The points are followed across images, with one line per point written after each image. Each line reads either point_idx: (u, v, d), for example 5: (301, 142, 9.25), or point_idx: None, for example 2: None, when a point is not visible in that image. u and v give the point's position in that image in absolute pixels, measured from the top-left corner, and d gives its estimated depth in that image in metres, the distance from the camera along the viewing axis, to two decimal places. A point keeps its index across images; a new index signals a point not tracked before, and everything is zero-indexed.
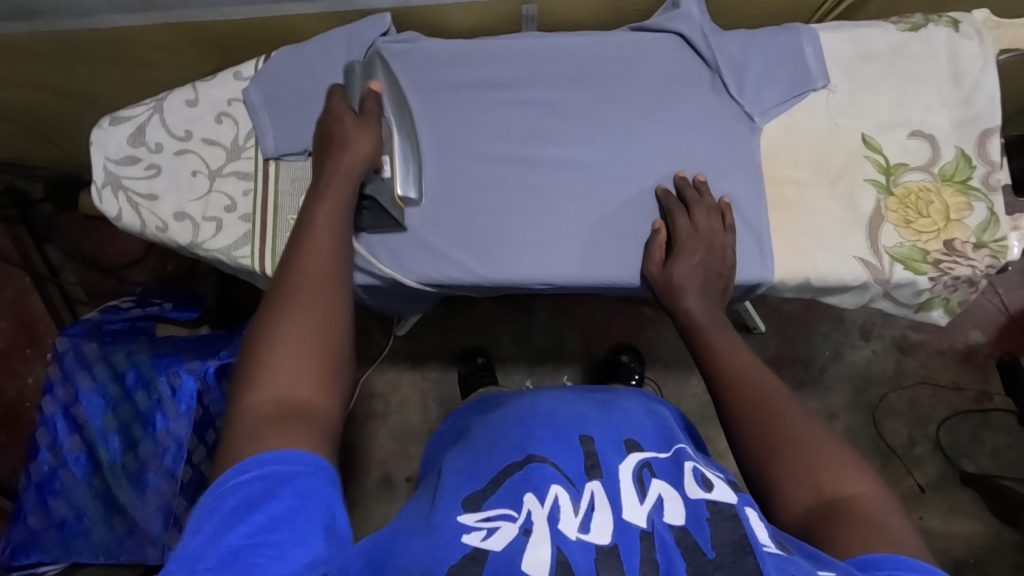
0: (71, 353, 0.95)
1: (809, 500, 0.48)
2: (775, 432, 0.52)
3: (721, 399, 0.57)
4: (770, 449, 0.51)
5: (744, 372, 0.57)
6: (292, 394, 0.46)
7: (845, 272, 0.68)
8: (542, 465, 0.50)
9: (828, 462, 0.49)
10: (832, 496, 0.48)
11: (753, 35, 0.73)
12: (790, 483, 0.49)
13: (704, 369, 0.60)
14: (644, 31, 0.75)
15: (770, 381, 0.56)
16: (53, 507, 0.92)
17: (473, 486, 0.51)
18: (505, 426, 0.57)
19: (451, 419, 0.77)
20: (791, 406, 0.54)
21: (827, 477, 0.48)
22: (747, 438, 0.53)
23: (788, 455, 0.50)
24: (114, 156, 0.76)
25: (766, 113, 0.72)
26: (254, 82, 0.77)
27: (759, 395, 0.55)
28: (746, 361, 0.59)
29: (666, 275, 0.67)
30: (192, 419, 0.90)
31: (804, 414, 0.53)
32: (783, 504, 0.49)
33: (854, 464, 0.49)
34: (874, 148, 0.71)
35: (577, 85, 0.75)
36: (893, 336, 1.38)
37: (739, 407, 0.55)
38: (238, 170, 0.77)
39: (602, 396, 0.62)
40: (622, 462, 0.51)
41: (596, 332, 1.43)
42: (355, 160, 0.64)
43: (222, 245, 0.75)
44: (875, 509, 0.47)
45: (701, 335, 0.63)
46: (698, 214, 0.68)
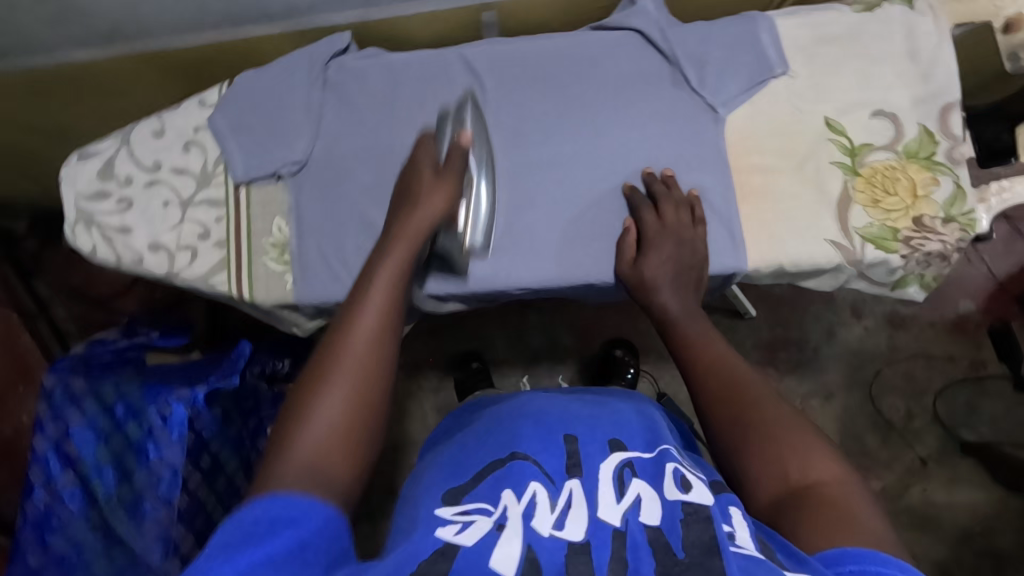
0: (59, 389, 0.95)
1: (777, 486, 0.50)
2: (749, 423, 0.54)
3: (697, 393, 0.59)
4: (743, 435, 0.53)
5: (719, 366, 0.59)
6: (328, 457, 0.47)
7: (818, 255, 0.69)
8: (524, 463, 0.52)
9: (798, 446, 0.51)
10: (800, 482, 0.50)
11: (710, 26, 0.73)
12: (760, 468, 0.51)
13: (681, 366, 0.62)
14: (602, 30, 0.76)
15: (745, 376, 0.58)
16: (52, 544, 0.92)
17: (458, 481, 0.53)
18: (494, 427, 0.60)
19: (440, 427, 0.78)
20: (763, 392, 0.56)
21: (795, 463, 0.50)
22: (720, 429, 0.55)
23: (760, 433, 0.53)
24: (84, 191, 0.76)
25: (729, 102, 0.72)
26: (218, 109, 0.77)
27: (734, 387, 0.57)
28: (719, 355, 0.61)
29: (638, 271, 0.68)
30: (186, 446, 0.91)
31: (777, 403, 0.55)
32: (752, 489, 0.52)
33: (822, 448, 0.51)
34: (837, 130, 0.71)
35: (543, 88, 0.75)
36: (883, 312, 1.39)
37: (716, 397, 0.57)
38: (209, 197, 0.77)
39: (596, 400, 0.64)
40: (604, 461, 0.52)
41: (588, 328, 1.43)
42: (424, 220, 0.63)
43: (199, 273, 0.75)
44: (837, 489, 0.49)
45: (679, 332, 0.64)
46: (670, 219, 0.68)
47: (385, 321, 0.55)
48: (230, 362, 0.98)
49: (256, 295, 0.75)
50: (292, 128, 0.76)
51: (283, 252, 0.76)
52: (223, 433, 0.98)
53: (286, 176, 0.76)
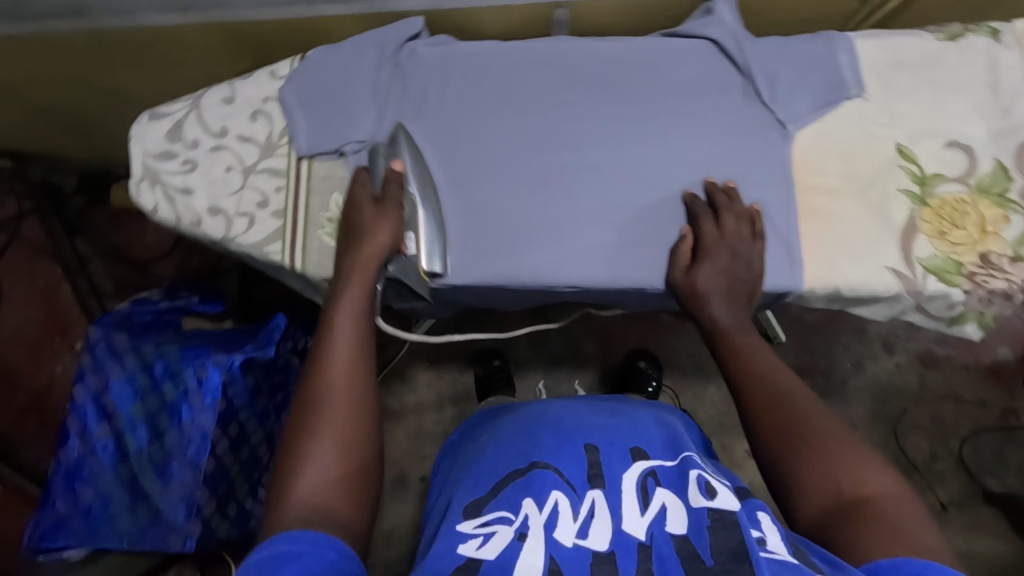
0: (102, 342, 0.97)
1: (826, 498, 0.51)
2: (800, 435, 0.54)
3: (744, 405, 0.60)
4: (794, 452, 0.54)
5: (769, 380, 0.60)
6: (326, 488, 0.53)
7: (877, 282, 0.68)
8: (545, 471, 0.55)
9: (846, 456, 0.53)
10: (851, 495, 0.51)
11: (786, 42, 0.73)
12: (808, 480, 0.52)
13: (732, 375, 0.63)
14: (675, 37, 0.75)
15: (792, 388, 0.59)
16: (80, 493, 0.93)
17: (479, 493, 0.56)
18: (522, 429, 0.62)
19: (464, 425, 0.81)
20: (810, 404, 0.57)
21: (846, 477, 0.52)
22: (765, 441, 0.56)
23: (812, 455, 0.53)
24: (152, 151, 0.78)
25: (799, 120, 0.71)
26: (290, 82, 0.78)
27: (781, 404, 0.57)
28: (768, 367, 0.61)
29: (690, 278, 0.67)
30: (217, 411, 0.93)
31: (824, 414, 0.56)
32: (799, 501, 0.53)
33: (870, 461, 0.52)
34: (908, 158, 0.70)
35: (605, 89, 0.74)
36: (916, 350, 1.37)
37: (762, 411, 0.58)
38: (271, 167, 0.78)
39: (614, 407, 0.66)
40: (626, 470, 0.56)
41: (613, 337, 1.43)
42: (375, 252, 0.66)
43: (254, 240, 0.76)
44: (891, 505, 0.49)
45: (727, 343, 0.65)
46: (728, 225, 0.67)
47: (355, 366, 0.59)
48: (266, 334, 1.00)
49: (308, 267, 0.75)
50: (355, 106, 0.77)
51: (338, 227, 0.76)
52: (252, 404, 1.00)
53: (349, 154, 0.76)
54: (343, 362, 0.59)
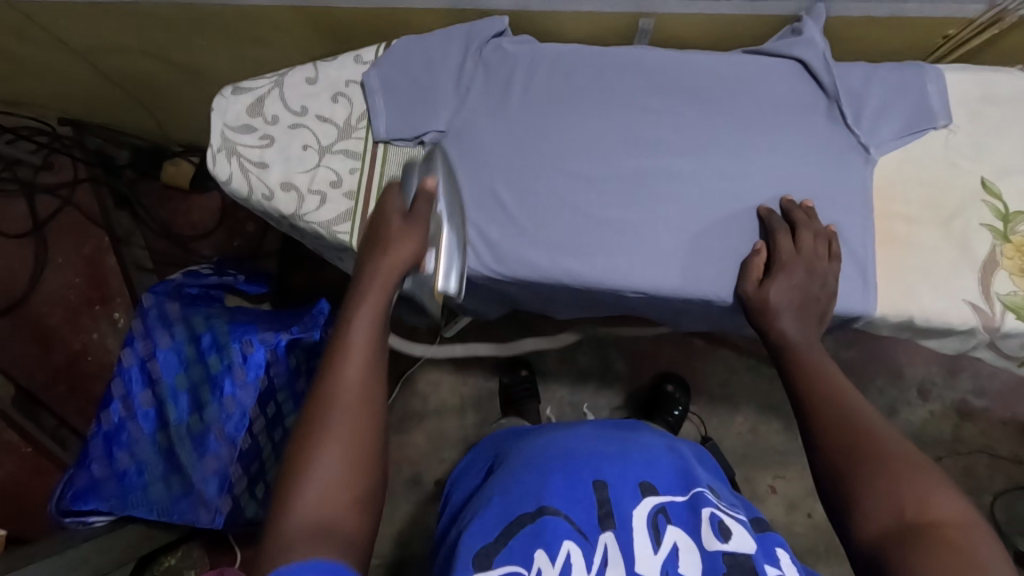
0: (154, 309, 0.98)
1: (888, 518, 0.48)
2: (863, 453, 0.52)
3: (808, 421, 0.58)
4: (853, 463, 0.52)
5: (839, 398, 0.58)
6: (330, 513, 0.46)
7: (953, 314, 0.67)
8: (556, 518, 0.55)
9: (913, 478, 0.49)
10: (916, 519, 0.47)
11: (876, 68, 0.73)
12: (872, 498, 0.50)
13: (796, 388, 0.61)
14: (762, 55, 0.76)
15: (853, 405, 0.57)
16: (117, 457, 0.94)
17: (486, 539, 0.54)
18: (530, 465, 0.62)
19: (484, 442, 0.83)
20: (874, 425, 0.54)
21: (912, 499, 0.48)
22: (827, 456, 0.54)
23: (873, 473, 0.51)
24: (231, 123, 0.79)
25: (882, 146, 0.72)
26: (375, 67, 0.80)
27: (848, 422, 0.55)
28: (837, 385, 0.59)
29: (758, 290, 0.67)
30: (259, 389, 0.92)
31: (890, 436, 0.53)
32: (859, 518, 0.50)
33: (939, 484, 0.49)
34: (992, 193, 0.70)
35: (690, 100, 0.75)
36: (953, 399, 1.33)
37: (828, 428, 0.56)
38: (347, 149, 0.79)
39: (623, 432, 0.67)
40: (636, 507, 0.57)
41: (643, 357, 1.40)
42: (399, 262, 0.59)
43: (324, 219, 0.77)
44: (959, 534, 0.46)
45: (793, 357, 0.64)
46: (805, 244, 0.67)
47: (368, 369, 0.51)
48: (310, 317, 0.97)
49: None
50: (438, 96, 0.78)
51: None
52: (291, 385, 0.99)
53: (428, 142, 0.78)
54: (355, 372, 0.51)
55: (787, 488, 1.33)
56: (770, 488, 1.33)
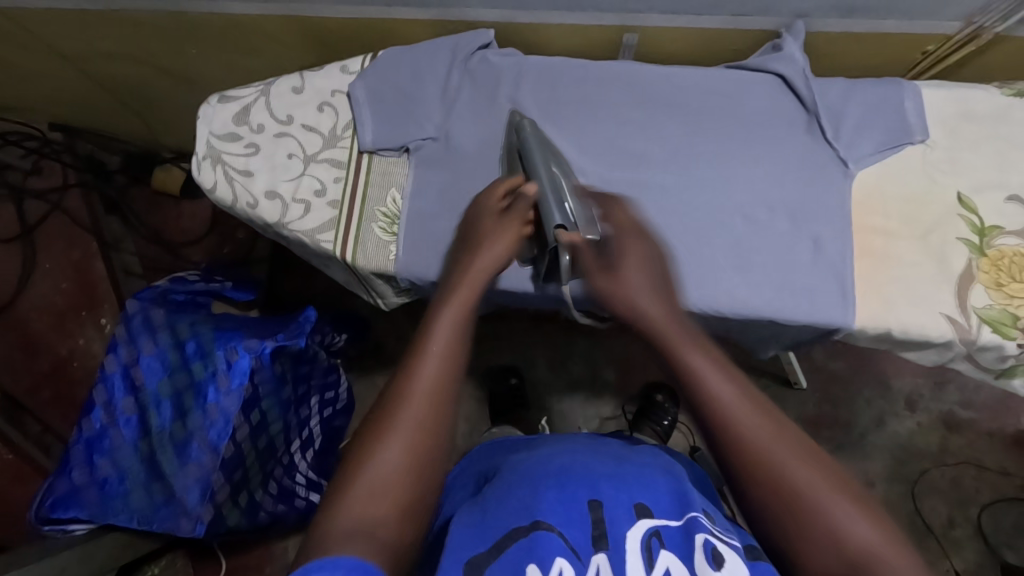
0: (138, 316, 0.97)
1: (832, 561, 0.44)
2: (788, 486, 0.46)
3: (717, 447, 0.49)
4: (779, 510, 0.46)
5: (742, 413, 0.49)
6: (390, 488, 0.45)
7: (930, 326, 0.67)
8: (548, 534, 0.54)
9: (835, 503, 0.45)
10: (858, 557, 0.43)
11: (854, 83, 0.75)
12: (808, 545, 0.45)
13: (689, 400, 0.51)
14: (744, 70, 0.77)
15: (752, 421, 0.48)
16: (98, 465, 0.93)
17: (477, 550, 0.54)
18: (526, 478, 0.62)
19: (471, 454, 0.82)
20: (780, 442, 0.48)
21: (847, 534, 0.44)
22: (752, 496, 0.47)
23: (797, 517, 0.45)
24: (217, 131, 0.79)
25: (860, 160, 0.73)
26: (361, 77, 0.80)
27: (747, 451, 0.47)
28: (733, 393, 0.50)
29: (614, 281, 0.62)
30: (243, 396, 0.92)
31: (799, 450, 0.47)
32: (805, 568, 0.45)
33: (857, 501, 0.46)
34: (969, 208, 0.71)
35: (672, 114, 0.75)
36: (939, 411, 1.33)
37: (752, 459, 0.47)
38: (332, 157, 0.79)
39: (621, 454, 0.67)
40: (631, 529, 0.55)
41: (632, 366, 1.40)
42: (492, 261, 0.63)
43: (308, 228, 0.77)
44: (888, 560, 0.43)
45: (683, 368, 0.52)
46: (625, 218, 0.67)
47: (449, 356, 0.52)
48: (296, 325, 0.96)
49: (358, 259, 0.76)
50: (424, 106, 0.79)
51: (392, 223, 0.77)
52: (276, 393, 0.98)
53: (412, 151, 0.78)
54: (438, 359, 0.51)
55: None
56: None
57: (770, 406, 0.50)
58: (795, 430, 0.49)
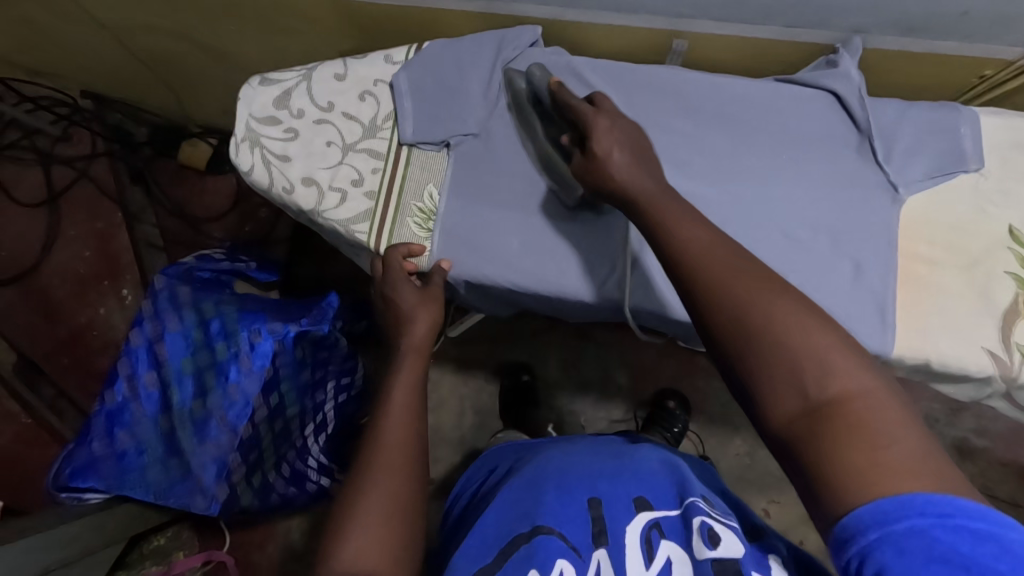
0: (165, 292, 0.98)
1: (796, 400, 0.40)
2: (753, 326, 0.43)
3: (690, 296, 0.48)
4: (750, 348, 0.43)
5: (711, 259, 0.48)
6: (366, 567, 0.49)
7: (970, 361, 0.66)
8: (549, 537, 0.54)
9: (812, 338, 0.41)
10: (822, 398, 0.39)
11: (909, 106, 0.73)
12: (771, 378, 0.41)
13: (665, 259, 0.52)
14: (796, 84, 0.75)
15: (728, 266, 0.47)
16: (118, 438, 0.94)
17: (480, 556, 0.56)
18: (528, 481, 0.62)
19: (490, 450, 0.82)
20: (748, 283, 0.45)
21: (811, 367, 0.40)
22: (724, 341, 0.44)
23: (770, 353, 0.42)
24: (257, 113, 0.78)
25: (911, 185, 0.71)
26: (405, 68, 0.79)
27: (720, 289, 0.46)
28: (711, 243, 0.49)
29: (592, 158, 0.62)
30: (264, 377, 0.92)
31: (773, 291, 0.45)
32: (766, 405, 0.41)
33: (831, 335, 0.42)
34: (1019, 241, 0.70)
35: (721, 126, 0.74)
36: (954, 438, 1.32)
37: (716, 302, 0.45)
38: (370, 147, 0.79)
39: (621, 447, 0.66)
40: (629, 524, 0.55)
41: (645, 371, 1.39)
42: (424, 336, 0.66)
43: (343, 217, 0.76)
44: (870, 405, 0.38)
45: (661, 229, 0.53)
46: (606, 104, 0.66)
47: (396, 431, 0.57)
48: (320, 310, 0.94)
49: None
50: (468, 102, 0.78)
51: (428, 218, 0.76)
52: (295, 377, 0.96)
53: (453, 146, 0.77)
54: (386, 442, 0.56)
55: (781, 514, 1.31)
56: (764, 512, 1.32)
57: (750, 258, 0.48)
58: (775, 277, 0.47)
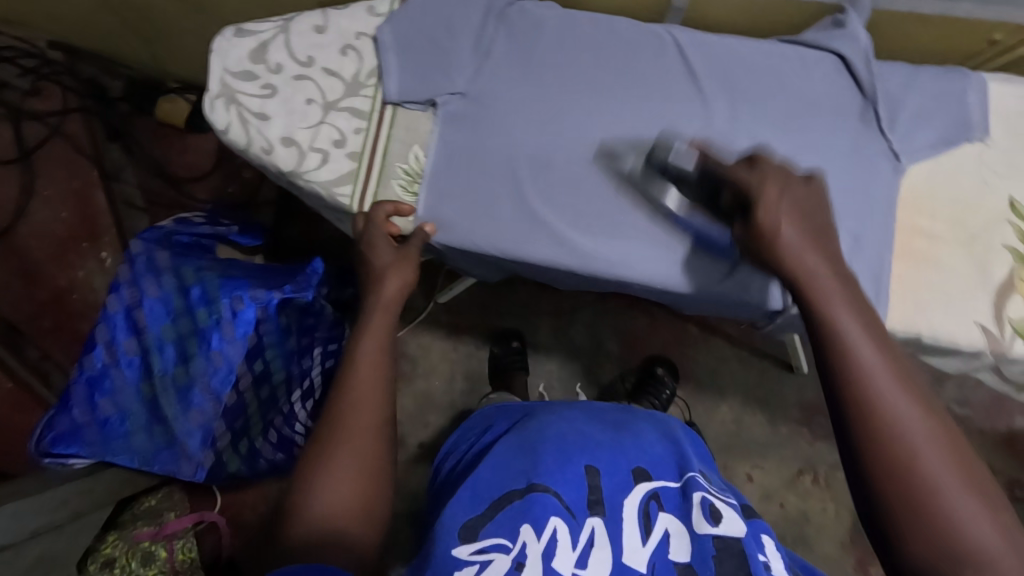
0: (143, 257, 0.94)
1: (933, 546, 0.40)
2: (907, 467, 0.41)
3: (845, 413, 0.44)
4: (904, 493, 0.41)
5: (885, 386, 0.43)
6: (334, 515, 0.50)
7: (962, 336, 0.65)
8: (544, 495, 0.54)
9: (959, 502, 0.40)
10: (961, 548, 0.39)
11: (915, 71, 0.71)
12: (915, 526, 0.40)
13: (831, 375, 0.45)
14: (801, 45, 0.72)
15: (898, 397, 0.43)
16: (100, 405, 0.92)
17: (472, 510, 0.55)
18: (524, 442, 0.61)
19: (478, 413, 0.82)
20: (917, 423, 0.42)
21: (957, 521, 0.40)
22: (873, 476, 0.42)
23: (917, 504, 0.40)
24: (232, 68, 0.74)
25: (913, 154, 0.69)
26: (389, 21, 0.75)
27: (886, 425, 0.42)
28: (886, 367, 0.44)
29: (756, 233, 0.52)
30: (247, 346, 0.91)
31: (934, 437, 0.42)
32: (898, 540, 0.41)
33: (978, 491, 0.41)
34: (1020, 214, 0.68)
35: (723, 89, 0.71)
36: None
37: (879, 433, 0.42)
38: (353, 106, 0.75)
39: (619, 417, 0.65)
40: (628, 497, 0.55)
41: (636, 339, 1.39)
42: (398, 291, 0.63)
43: (325, 179, 0.73)
44: (1006, 569, 0.39)
45: (830, 337, 0.46)
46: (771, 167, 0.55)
47: (364, 382, 0.55)
48: (304, 276, 0.93)
49: None
50: (456, 58, 0.74)
51: (413, 181, 0.74)
52: (281, 343, 0.94)
53: (440, 106, 0.74)
54: (355, 391, 0.55)
55: (764, 479, 1.33)
56: (747, 477, 1.33)
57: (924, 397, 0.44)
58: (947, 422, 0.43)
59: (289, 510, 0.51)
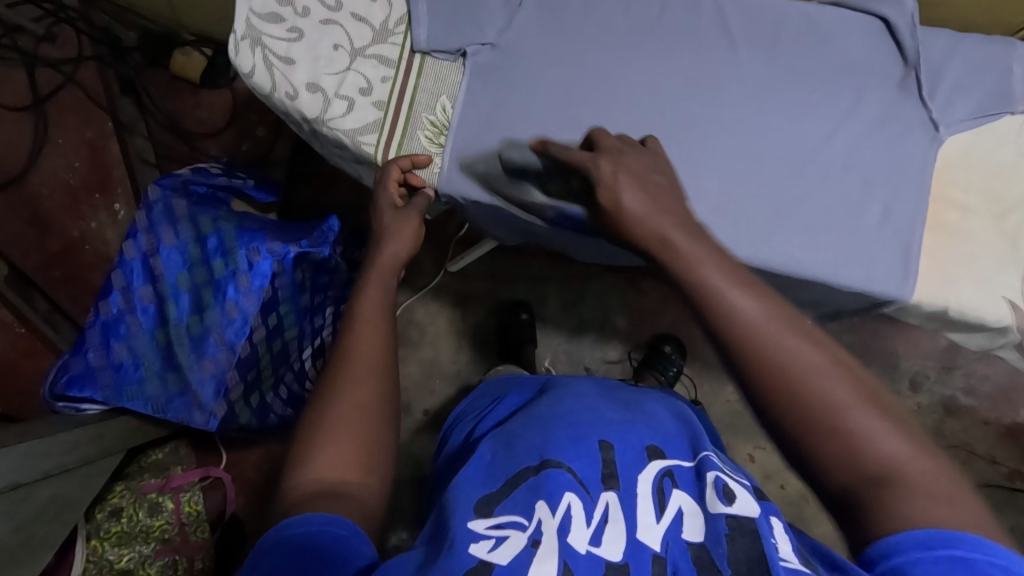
0: (160, 204, 0.94)
1: (849, 470, 0.41)
2: (813, 402, 0.42)
3: (735, 364, 0.45)
4: (807, 422, 0.42)
5: (774, 331, 0.44)
6: (334, 471, 0.47)
7: (988, 310, 0.65)
8: (558, 472, 0.50)
9: (861, 418, 0.41)
10: (883, 469, 0.40)
11: (961, 39, 0.68)
12: (828, 452, 0.41)
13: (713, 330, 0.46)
14: (843, 8, 0.70)
15: (786, 338, 0.44)
16: (114, 348, 0.93)
17: (486, 488, 0.51)
18: (540, 421, 0.57)
19: (484, 389, 0.81)
20: (804, 355, 0.43)
21: (862, 441, 0.41)
22: (777, 414, 0.43)
23: (827, 431, 0.41)
24: (258, 10, 0.71)
25: (953, 125, 0.67)
26: None
27: (778, 368, 0.43)
28: (772, 313, 0.45)
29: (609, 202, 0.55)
30: (262, 298, 0.90)
31: (835, 372, 0.43)
32: (819, 470, 0.42)
33: (888, 415, 0.42)
34: None
35: (761, 50, 0.70)
36: (941, 396, 1.29)
37: (768, 373, 0.43)
38: (380, 54, 0.73)
39: (630, 398, 0.62)
40: (642, 471, 0.52)
41: (644, 316, 1.39)
42: (395, 254, 0.60)
43: (349, 127, 0.72)
44: (920, 475, 0.40)
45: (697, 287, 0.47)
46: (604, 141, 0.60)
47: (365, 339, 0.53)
48: (320, 232, 0.92)
49: None
50: (489, 7, 0.72)
51: (439, 134, 0.73)
52: (294, 299, 0.95)
53: (469, 57, 0.72)
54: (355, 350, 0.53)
55: (766, 459, 1.33)
56: (748, 457, 1.34)
57: (807, 326, 0.45)
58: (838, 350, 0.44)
59: (288, 471, 0.48)
